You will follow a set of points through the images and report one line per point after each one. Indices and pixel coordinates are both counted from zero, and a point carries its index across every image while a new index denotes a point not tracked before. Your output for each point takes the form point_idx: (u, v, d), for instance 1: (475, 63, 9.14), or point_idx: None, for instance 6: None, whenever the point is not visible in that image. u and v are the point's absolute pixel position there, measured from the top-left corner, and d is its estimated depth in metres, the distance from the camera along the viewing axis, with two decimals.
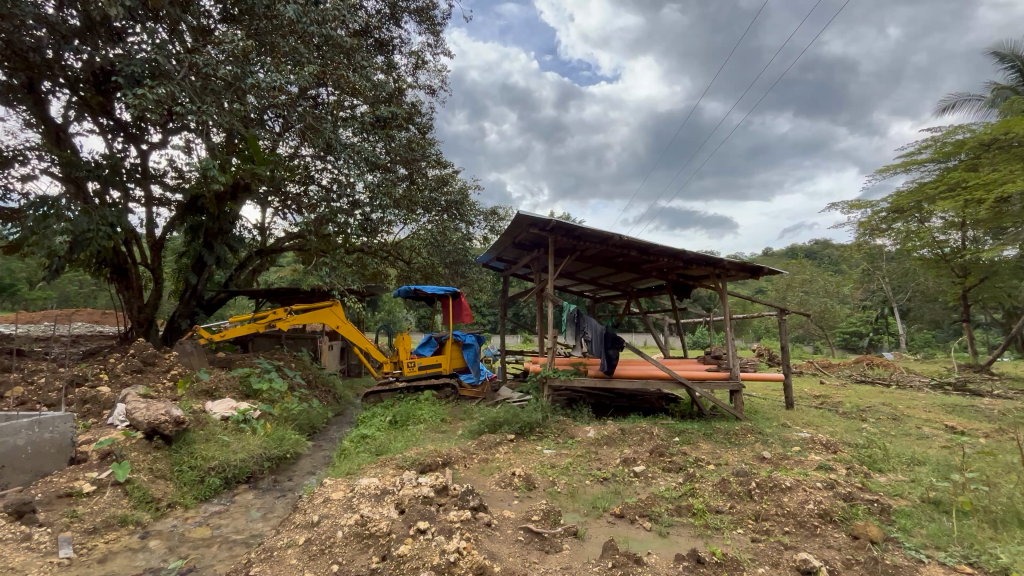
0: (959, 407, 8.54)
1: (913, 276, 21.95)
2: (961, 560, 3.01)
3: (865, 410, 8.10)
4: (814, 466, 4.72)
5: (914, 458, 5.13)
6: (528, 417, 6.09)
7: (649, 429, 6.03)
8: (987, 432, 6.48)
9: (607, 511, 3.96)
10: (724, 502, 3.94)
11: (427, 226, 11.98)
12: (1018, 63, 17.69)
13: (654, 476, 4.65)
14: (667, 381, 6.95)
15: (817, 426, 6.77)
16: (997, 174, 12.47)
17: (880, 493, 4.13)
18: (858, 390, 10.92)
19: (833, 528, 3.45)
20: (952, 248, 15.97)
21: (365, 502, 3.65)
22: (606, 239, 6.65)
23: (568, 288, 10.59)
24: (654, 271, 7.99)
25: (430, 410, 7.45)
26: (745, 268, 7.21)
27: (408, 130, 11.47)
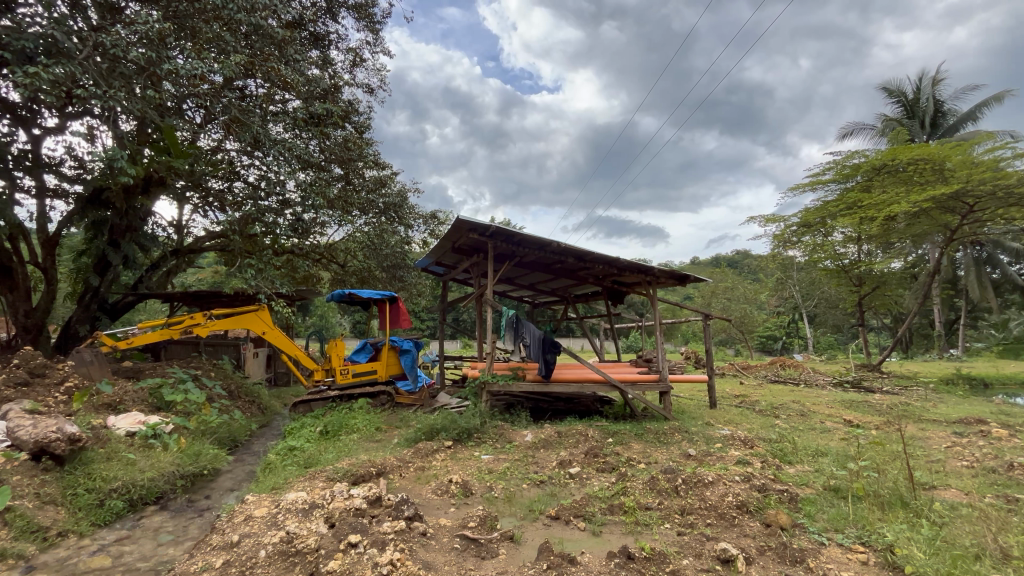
0: (855, 403, 9.51)
1: (819, 284, 24.24)
2: (856, 540, 3.35)
3: (778, 407, 8.81)
4: (733, 461, 5.05)
5: (818, 450, 5.64)
6: (465, 423, 6.04)
7: (585, 431, 6.19)
8: (878, 424, 7.27)
9: (542, 514, 4.02)
10: (653, 499, 4.12)
11: (363, 228, 11.62)
12: (902, 98, 20.17)
13: (589, 477, 4.77)
14: (601, 383, 7.17)
15: (736, 424, 7.27)
16: (886, 195, 14.08)
17: (789, 483, 4.51)
18: (772, 389, 11.85)
19: (748, 518, 3.70)
20: (850, 261, 17.56)
21: (292, 517, 3.45)
22: (545, 245, 6.77)
23: (507, 293, 10.66)
24: (590, 277, 8.24)
25: (364, 419, 7.20)
26: (674, 276, 7.63)
27: (345, 128, 11.09)
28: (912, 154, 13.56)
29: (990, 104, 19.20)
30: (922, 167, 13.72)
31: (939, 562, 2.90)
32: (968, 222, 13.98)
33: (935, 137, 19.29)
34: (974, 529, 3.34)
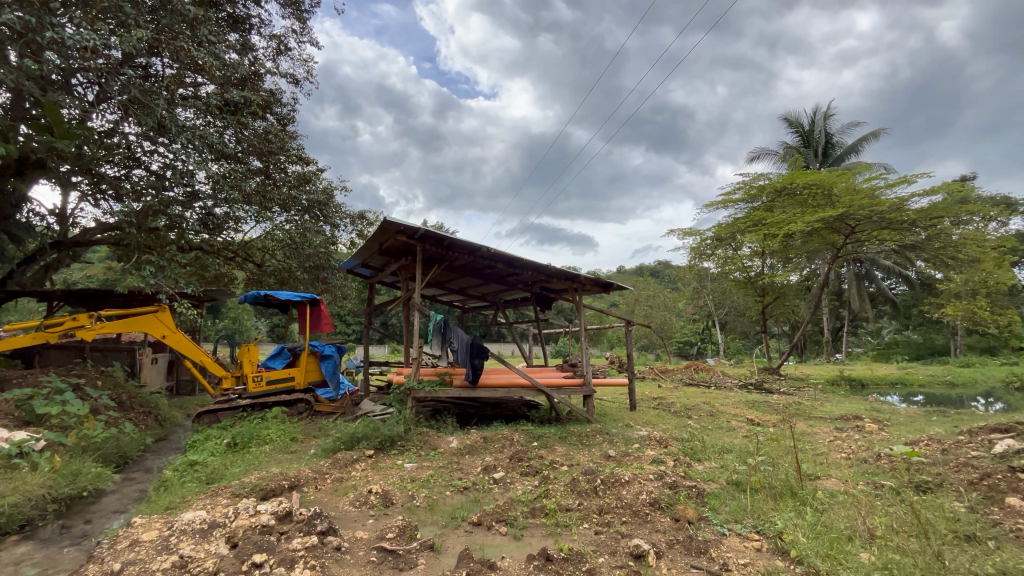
0: (758, 403, 10.40)
1: (729, 294, 26.34)
2: (752, 529, 3.65)
3: (691, 408, 9.42)
4: (649, 460, 5.32)
5: (723, 447, 6.10)
6: (389, 431, 5.85)
7: (511, 436, 6.24)
8: (775, 422, 8.01)
9: (465, 521, 3.99)
10: (574, 500, 4.23)
11: (284, 226, 10.96)
12: (800, 129, 22.55)
13: (512, 482, 4.81)
14: (528, 388, 7.27)
15: (653, 425, 7.68)
16: (785, 215, 15.61)
17: (698, 479, 4.84)
18: (687, 391, 12.65)
19: (659, 514, 3.92)
20: (755, 273, 19.13)
21: (187, 539, 3.14)
22: (474, 250, 6.77)
23: (437, 298, 10.52)
24: (519, 283, 8.36)
25: (278, 429, 6.75)
26: (599, 283, 7.94)
27: (265, 119, 10.42)
28: (806, 180, 15.17)
29: (869, 139, 21.98)
30: (814, 191, 15.39)
31: (819, 545, 3.23)
32: (849, 242, 15.88)
33: (826, 164, 21.73)
34: (848, 512, 3.76)
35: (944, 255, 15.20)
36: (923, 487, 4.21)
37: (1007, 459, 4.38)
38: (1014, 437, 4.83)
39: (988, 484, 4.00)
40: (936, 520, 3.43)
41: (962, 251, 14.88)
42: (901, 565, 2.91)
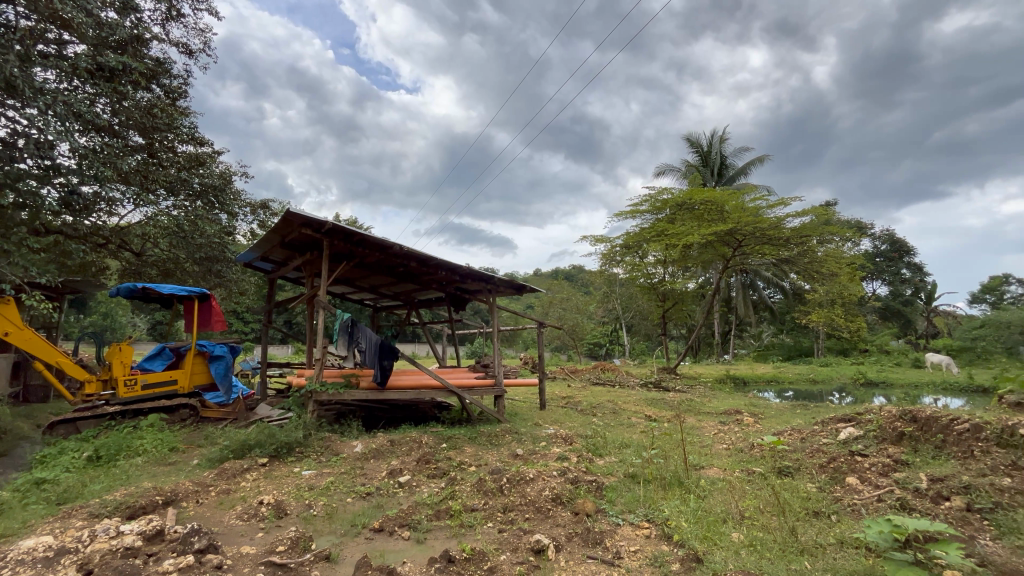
0: (656, 400, 11.20)
1: (634, 299, 28.12)
2: (643, 518, 3.92)
3: (596, 406, 9.91)
4: (554, 458, 5.50)
5: (623, 442, 6.50)
6: (286, 437, 5.47)
7: (419, 437, 6.12)
8: (669, 418, 8.68)
9: (365, 528, 3.84)
10: (479, 500, 4.26)
11: (170, 212, 9.84)
12: (699, 149, 24.67)
13: (418, 485, 4.72)
14: (438, 389, 7.19)
15: (560, 423, 7.97)
16: (684, 227, 16.98)
17: (598, 473, 5.10)
18: (593, 391, 13.27)
19: (560, 509, 4.06)
20: (658, 280, 20.55)
21: (24, 571, 2.69)
22: (387, 248, 6.57)
23: (346, 296, 10.04)
24: (433, 283, 8.25)
25: (154, 439, 6.02)
26: (512, 285, 8.08)
27: (149, 90, 9.28)
28: (703, 197, 16.61)
29: (755, 163, 24.63)
30: (709, 207, 16.92)
31: (698, 529, 3.56)
32: (736, 255, 17.69)
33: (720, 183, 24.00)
34: (723, 497, 4.18)
35: (809, 269, 17.47)
36: (785, 470, 4.81)
37: (849, 444, 5.13)
38: (855, 425, 5.67)
39: (834, 466, 4.66)
40: (792, 500, 3.93)
41: (824, 266, 17.19)
42: (764, 542, 3.28)
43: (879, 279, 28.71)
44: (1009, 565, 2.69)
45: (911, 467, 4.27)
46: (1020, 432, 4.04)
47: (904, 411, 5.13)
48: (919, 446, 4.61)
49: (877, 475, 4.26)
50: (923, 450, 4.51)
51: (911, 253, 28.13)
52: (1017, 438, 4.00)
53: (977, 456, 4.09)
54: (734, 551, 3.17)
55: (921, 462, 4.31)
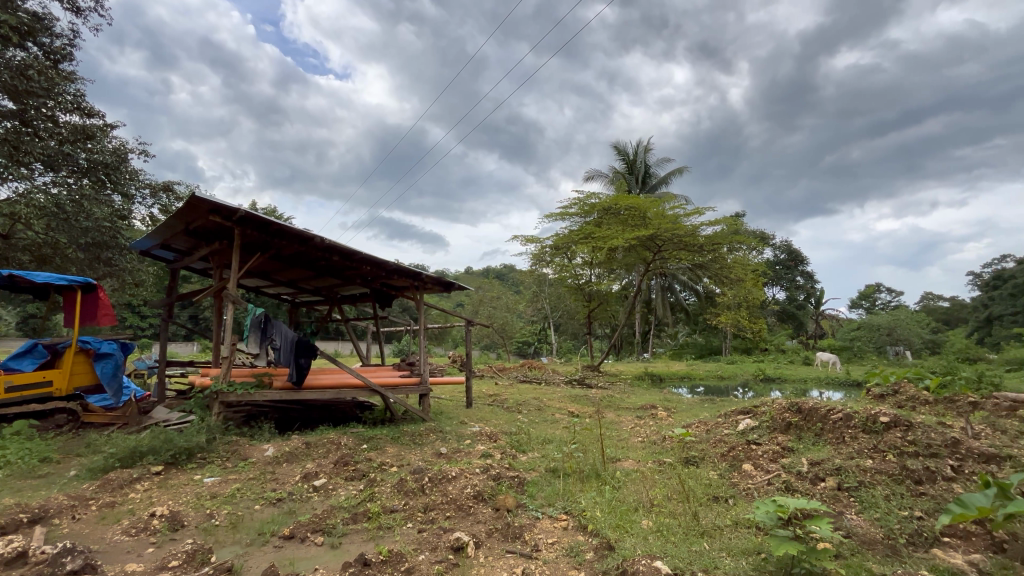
0: (579, 397, 11.59)
1: (562, 299, 28.90)
2: (561, 510, 4.05)
3: (522, 404, 10.06)
4: (478, 455, 5.52)
5: (546, 438, 6.67)
6: (186, 442, 5.01)
7: (338, 439, 5.87)
8: (590, 413, 9.03)
9: (274, 536, 3.62)
10: (399, 501, 4.18)
11: (49, 189, 8.64)
12: (625, 157, 25.86)
13: (335, 488, 4.53)
14: (360, 389, 6.93)
15: (486, 421, 8.00)
16: (610, 231, 17.73)
17: (521, 469, 5.19)
18: (520, 388, 13.47)
19: (481, 505, 4.08)
20: (584, 281, 21.26)
21: None
22: (307, 240, 6.22)
23: (261, 290, 9.38)
24: (357, 278, 7.94)
25: (22, 449, 5.27)
26: (440, 282, 7.97)
27: (25, 49, 8.10)
28: (627, 203, 17.42)
29: (675, 173, 26.27)
30: (633, 213, 17.79)
31: (612, 518, 3.73)
32: (656, 259, 18.77)
33: (643, 190, 25.32)
34: (636, 487, 4.42)
35: (719, 274, 18.93)
36: (692, 460, 5.19)
37: (747, 434, 5.62)
38: (752, 416, 6.23)
39: (733, 454, 5.09)
40: (696, 487, 4.25)
41: (732, 271, 18.70)
42: (670, 527, 3.52)
43: (778, 285, 31.77)
44: (868, 536, 3.09)
45: (795, 452, 4.77)
46: (880, 419, 4.65)
47: (792, 403, 5.72)
48: (803, 434, 5.16)
49: (768, 461, 4.71)
50: (806, 437, 5.06)
51: (804, 262, 31.44)
52: (878, 424, 4.60)
53: (846, 441, 4.65)
54: (643, 537, 3.36)
55: (804, 448, 4.83)
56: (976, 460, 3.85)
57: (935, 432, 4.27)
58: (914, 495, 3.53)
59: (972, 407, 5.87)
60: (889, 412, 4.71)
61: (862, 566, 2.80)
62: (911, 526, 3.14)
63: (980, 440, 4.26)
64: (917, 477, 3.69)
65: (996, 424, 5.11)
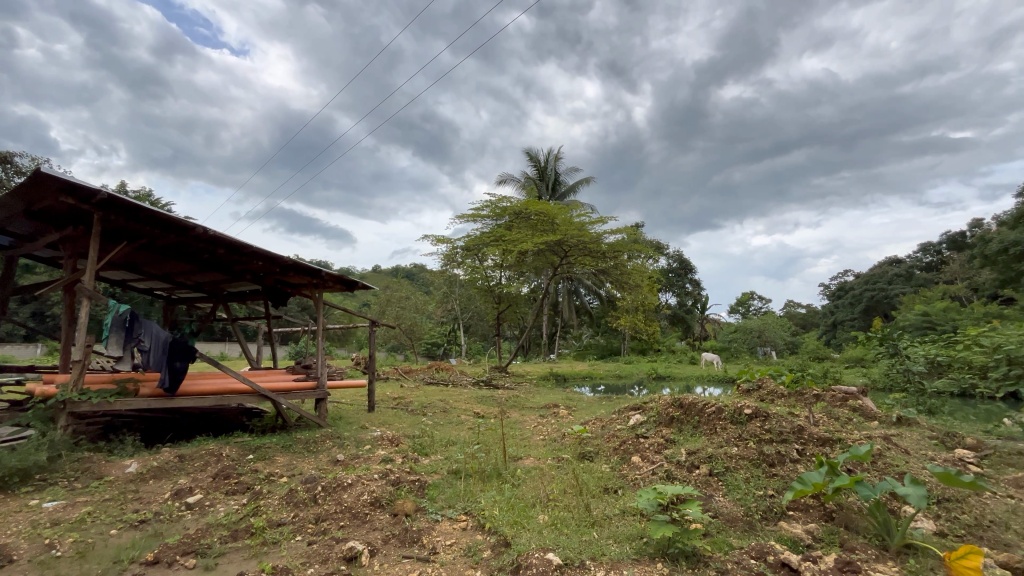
0: (485, 398, 11.68)
1: (472, 300, 28.96)
2: (461, 511, 4.06)
3: (427, 406, 9.90)
4: (377, 461, 5.34)
5: (449, 440, 6.63)
6: (20, 461, 4.24)
7: (218, 450, 5.33)
8: (495, 414, 9.14)
9: (134, 563, 3.20)
10: (287, 513, 3.91)
11: None
12: (537, 163, 26.63)
13: (213, 504, 4.11)
14: (247, 395, 6.37)
15: (388, 425, 7.76)
16: (520, 235, 18.16)
17: (422, 472, 5.11)
18: (426, 390, 13.25)
19: (379, 512, 3.96)
20: (495, 283, 21.37)
21: None
22: (187, 230, 5.59)
23: (129, 284, 8.25)
24: (247, 273, 7.30)
25: None
26: (342, 281, 7.59)
27: None
28: (537, 208, 17.95)
29: (583, 183, 27.59)
30: (543, 218, 18.35)
31: (510, 515, 3.82)
32: (563, 263, 19.60)
33: (553, 198, 26.26)
34: (534, 484, 4.58)
35: (620, 279, 20.21)
36: (587, 455, 5.50)
37: (637, 428, 6.08)
38: (642, 412, 6.75)
39: (624, 447, 5.48)
40: (590, 480, 4.51)
41: (631, 278, 20.04)
42: (564, 520, 3.69)
43: (670, 291, 34.72)
44: (731, 515, 3.50)
45: (676, 443, 5.25)
46: (744, 411, 5.29)
47: (676, 399, 6.27)
48: (683, 427, 5.70)
49: (653, 452, 5.13)
50: (685, 429, 5.60)
51: (693, 271, 34.68)
52: (742, 415, 5.22)
53: (717, 431, 5.22)
54: (538, 532, 3.48)
55: (683, 439, 5.33)
56: (815, 443, 4.52)
57: (786, 420, 4.93)
58: (769, 476, 4.06)
59: (815, 398, 6.88)
60: (751, 405, 5.36)
61: (725, 541, 3.17)
62: (765, 504, 3.62)
63: (819, 426, 5.02)
64: (771, 460, 4.24)
65: (832, 413, 6.05)
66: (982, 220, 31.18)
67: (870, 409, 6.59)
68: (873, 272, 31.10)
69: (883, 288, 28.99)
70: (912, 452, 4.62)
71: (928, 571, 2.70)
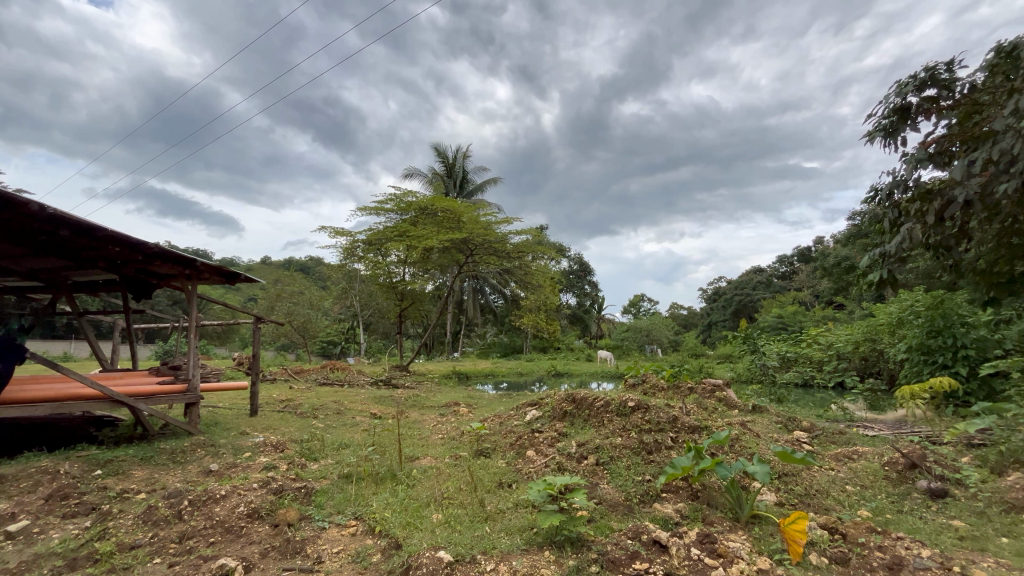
0: (382, 398, 11.29)
1: (374, 297, 27.88)
2: (350, 517, 3.89)
3: (318, 408, 9.33)
4: (258, 469, 4.92)
5: (342, 443, 6.31)
6: None
7: (56, 466, 4.54)
8: (393, 414, 8.88)
9: None
10: (144, 534, 3.45)
11: None
12: (445, 160, 26.35)
13: (46, 530, 3.49)
14: (97, 401, 5.50)
15: (273, 429, 7.19)
16: (425, 231, 17.82)
17: (309, 478, 4.80)
18: (319, 392, 12.46)
19: (257, 523, 3.65)
20: (398, 279, 20.64)
21: None
22: (18, 206, 4.67)
23: None
24: (100, 260, 6.29)
25: None
26: (221, 273, 6.86)
27: None
28: (443, 205, 17.73)
29: (490, 183, 27.85)
30: (449, 215, 18.19)
31: (402, 517, 3.74)
32: (468, 262, 19.66)
33: (460, 196, 26.17)
34: (430, 483, 4.55)
35: (523, 280, 20.72)
36: (484, 451, 5.57)
37: (532, 423, 6.30)
38: (538, 407, 7.01)
39: (520, 442, 5.64)
40: (486, 477, 4.58)
41: (534, 278, 20.56)
42: (458, 517, 3.70)
43: (571, 291, 36.46)
44: (613, 500, 3.77)
45: (568, 436, 5.53)
46: (629, 404, 5.71)
47: (569, 394, 6.59)
48: (575, 420, 6.02)
49: (547, 446, 5.35)
50: (577, 423, 5.92)
51: (591, 274, 36.78)
52: (627, 408, 5.65)
53: (604, 423, 5.60)
54: (430, 531, 3.46)
55: (574, 432, 5.62)
56: (685, 431, 5.04)
57: (662, 411, 5.42)
58: (647, 462, 4.44)
59: (689, 391, 7.65)
60: (635, 398, 5.81)
61: (606, 525, 3.41)
62: (642, 488, 3.95)
63: (690, 416, 5.60)
64: (649, 448, 4.64)
65: (701, 404, 6.79)
66: (823, 237, 36.94)
67: (732, 399, 7.49)
68: (741, 279, 35.43)
69: (749, 292, 33.13)
70: (761, 435, 5.34)
71: (768, 536, 3.16)
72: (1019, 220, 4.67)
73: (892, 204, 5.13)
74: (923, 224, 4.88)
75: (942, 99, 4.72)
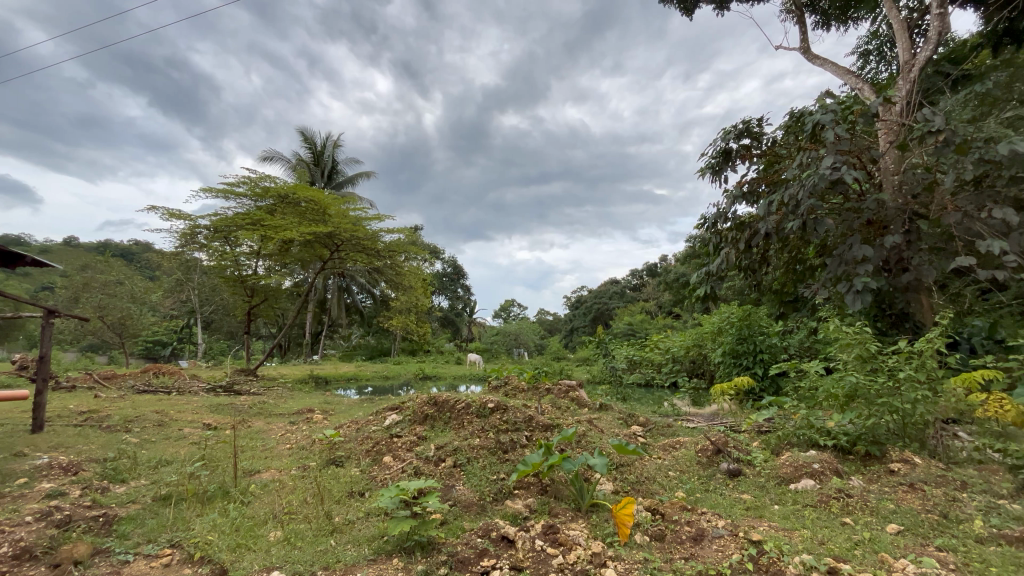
0: (221, 406, 9.95)
1: (218, 291, 24.58)
2: (164, 545, 3.32)
3: (133, 420, 7.87)
4: (39, 497, 3.97)
5: (162, 459, 5.41)
6: None
7: None
8: (232, 424, 7.86)
9: None
10: None
11: None
12: (313, 147, 24.42)
13: None
14: None
15: (65, 448, 5.87)
16: (284, 222, 16.24)
17: (111, 504, 4.01)
18: (136, 400, 10.54)
19: (28, 566, 2.92)
20: (248, 272, 18.48)
21: None
22: None
23: None
24: None
25: None
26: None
27: None
28: (307, 195, 16.36)
29: (363, 177, 26.53)
30: (314, 207, 16.86)
31: (231, 539, 3.32)
32: (333, 258, 18.42)
33: (329, 187, 24.46)
34: (269, 498, 4.12)
35: (394, 280, 19.99)
36: (337, 460, 5.23)
37: (391, 429, 6.09)
38: (399, 411, 6.81)
39: (376, 449, 5.41)
40: (336, 487, 4.30)
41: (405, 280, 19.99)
42: (299, 533, 3.40)
43: (443, 294, 36.40)
44: (467, 501, 3.81)
45: (427, 440, 5.46)
46: (489, 405, 5.85)
47: (431, 398, 6.50)
48: (436, 423, 5.99)
49: (405, 450, 5.21)
50: (438, 426, 5.88)
51: (464, 277, 37.22)
52: (487, 409, 5.80)
53: (464, 425, 5.65)
54: (265, 551, 3.13)
55: (434, 435, 5.60)
56: (539, 429, 5.32)
57: (520, 411, 5.66)
58: (501, 462, 4.59)
59: (546, 391, 8.12)
60: (495, 400, 5.98)
61: (459, 526, 3.44)
62: (496, 487, 4.06)
63: (544, 415, 5.93)
64: (505, 447, 4.80)
65: (556, 403, 7.23)
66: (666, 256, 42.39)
67: (583, 398, 8.12)
68: (599, 289, 38.94)
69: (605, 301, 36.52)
70: (605, 431, 5.86)
71: (603, 522, 3.48)
72: (799, 251, 5.88)
73: (715, 230, 6.07)
74: (735, 249, 5.85)
75: (752, 148, 5.76)
